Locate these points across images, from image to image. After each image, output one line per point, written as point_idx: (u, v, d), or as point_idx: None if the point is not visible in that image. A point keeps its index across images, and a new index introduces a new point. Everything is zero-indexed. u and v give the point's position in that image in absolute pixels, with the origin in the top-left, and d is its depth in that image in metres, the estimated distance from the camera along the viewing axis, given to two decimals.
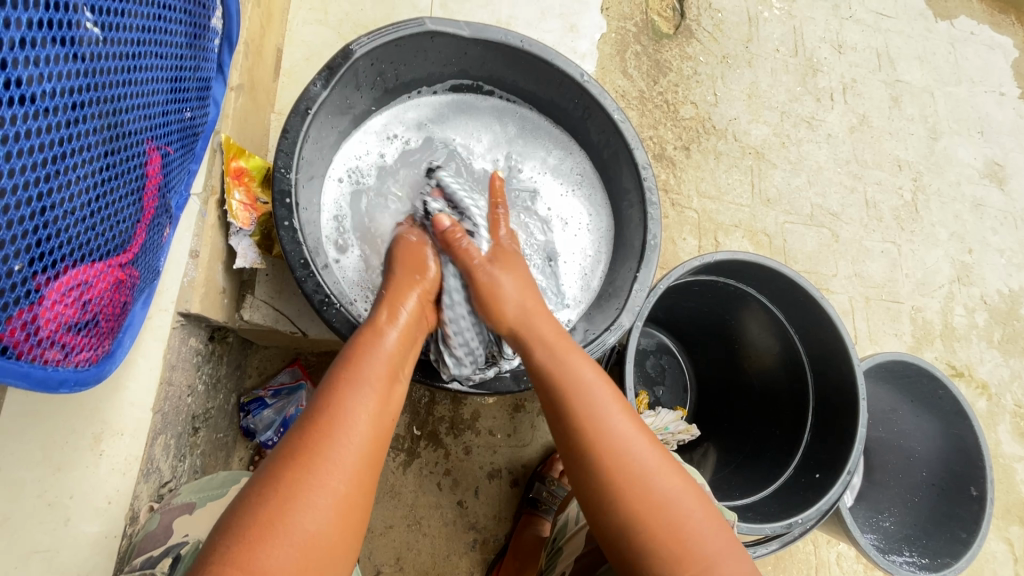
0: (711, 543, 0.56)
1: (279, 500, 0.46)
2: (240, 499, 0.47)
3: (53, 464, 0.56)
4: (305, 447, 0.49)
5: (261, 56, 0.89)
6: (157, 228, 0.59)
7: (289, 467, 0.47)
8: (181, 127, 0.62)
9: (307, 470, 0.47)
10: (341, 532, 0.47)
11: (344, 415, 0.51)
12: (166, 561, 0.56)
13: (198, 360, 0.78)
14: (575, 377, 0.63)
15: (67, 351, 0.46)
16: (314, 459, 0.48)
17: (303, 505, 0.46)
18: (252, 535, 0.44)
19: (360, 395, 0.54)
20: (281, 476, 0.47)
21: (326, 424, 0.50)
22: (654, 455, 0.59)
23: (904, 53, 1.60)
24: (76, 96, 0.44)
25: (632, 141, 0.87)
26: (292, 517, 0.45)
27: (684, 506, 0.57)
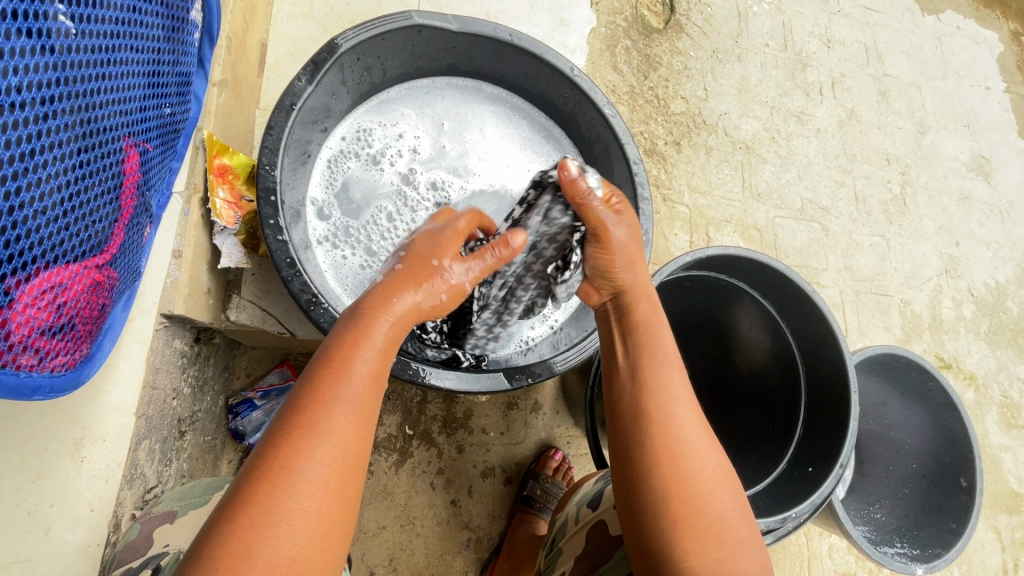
0: (734, 529, 0.57)
1: (246, 522, 0.42)
2: (208, 522, 0.44)
3: (33, 472, 0.54)
4: (270, 461, 0.45)
5: (244, 50, 0.87)
6: (136, 227, 0.57)
7: (257, 482, 0.44)
8: (160, 123, 0.60)
9: (276, 485, 0.44)
10: (317, 553, 0.44)
11: (309, 420, 0.47)
12: (146, 572, 0.54)
13: (183, 362, 0.76)
14: (652, 342, 0.64)
15: (41, 356, 0.44)
16: (280, 473, 0.44)
17: (271, 525, 0.43)
18: (221, 562, 0.41)
19: (328, 396, 0.48)
20: (248, 495, 0.44)
21: (295, 429, 0.46)
22: (702, 431, 0.60)
23: (892, 47, 1.61)
24: (47, 91, 0.42)
25: (623, 135, 0.87)
26: (261, 540, 0.42)
27: (716, 485, 0.57)
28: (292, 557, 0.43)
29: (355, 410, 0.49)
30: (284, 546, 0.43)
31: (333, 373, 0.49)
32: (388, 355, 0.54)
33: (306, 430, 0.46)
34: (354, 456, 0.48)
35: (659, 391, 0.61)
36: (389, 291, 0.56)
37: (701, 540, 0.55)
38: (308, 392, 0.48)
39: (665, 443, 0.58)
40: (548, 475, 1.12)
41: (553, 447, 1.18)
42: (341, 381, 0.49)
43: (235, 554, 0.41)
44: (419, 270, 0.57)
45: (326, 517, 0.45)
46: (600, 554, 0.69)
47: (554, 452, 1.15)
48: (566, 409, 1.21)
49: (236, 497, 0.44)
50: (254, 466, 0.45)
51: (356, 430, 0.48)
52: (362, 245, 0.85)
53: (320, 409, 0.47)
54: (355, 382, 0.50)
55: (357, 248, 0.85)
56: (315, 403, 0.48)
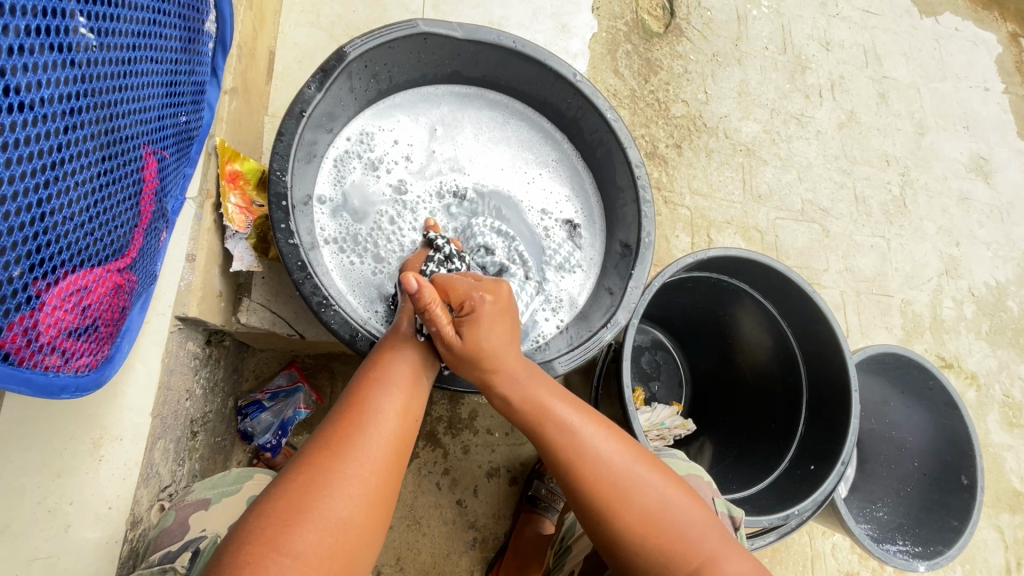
0: (682, 517, 0.61)
1: (305, 483, 0.49)
2: (267, 489, 0.50)
3: (54, 470, 0.57)
4: (329, 436, 0.53)
5: (253, 58, 0.89)
6: (154, 232, 0.59)
7: (318, 453, 0.51)
8: (176, 131, 0.62)
9: (333, 455, 0.51)
10: (368, 518, 0.50)
11: (364, 403, 0.55)
12: (186, 555, 0.56)
13: (196, 364, 0.78)
14: (549, 369, 0.66)
15: (67, 357, 0.46)
16: (337, 445, 0.52)
17: (328, 488, 0.49)
18: (281, 517, 0.47)
19: (377, 387, 0.57)
20: (309, 464, 0.50)
21: (352, 410, 0.55)
22: (619, 440, 0.64)
23: (890, 50, 1.62)
24: (71, 103, 0.44)
25: (625, 140, 0.88)
26: (318, 501, 0.48)
27: (648, 482, 0.61)
28: (342, 520, 0.49)
29: (402, 397, 0.57)
30: (336, 508, 0.49)
31: (382, 370, 0.59)
32: (428, 360, 0.63)
33: (360, 411, 0.54)
34: (399, 441, 0.55)
35: (564, 411, 0.63)
36: (429, 310, 0.69)
37: (643, 528, 0.59)
38: (365, 384, 0.57)
39: (577, 455, 0.61)
40: (553, 475, 1.13)
41: None
42: (389, 376, 0.58)
43: (295, 509, 0.48)
44: (453, 295, 0.71)
45: (373, 488, 0.51)
46: None
47: None
48: None
49: (299, 465, 0.51)
50: (314, 441, 0.53)
51: (403, 413, 0.57)
52: (369, 249, 0.86)
53: (372, 395, 0.56)
54: (403, 376, 0.59)
55: (366, 251, 0.86)
56: (369, 391, 0.56)
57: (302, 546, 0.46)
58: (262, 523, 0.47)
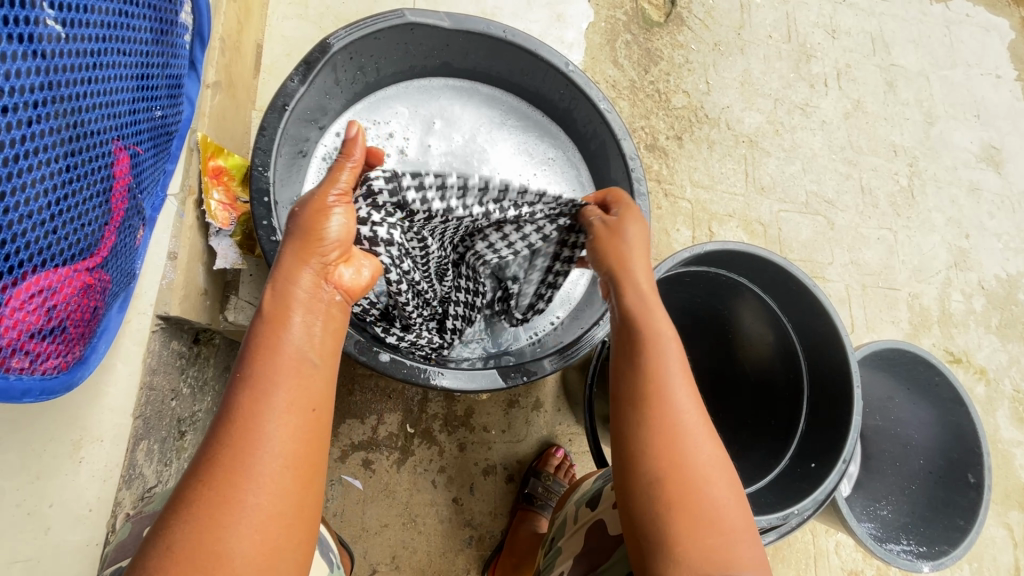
0: (725, 511, 0.55)
1: (193, 523, 0.41)
2: (152, 531, 0.42)
3: (32, 473, 0.54)
4: (209, 463, 0.43)
5: (239, 51, 0.88)
6: (129, 230, 0.57)
7: (198, 486, 0.42)
8: (151, 126, 0.60)
9: (218, 481, 0.42)
10: (278, 536, 0.43)
11: (247, 409, 0.44)
12: None
13: (181, 363, 0.77)
14: (652, 328, 0.62)
15: (32, 359, 0.45)
16: (221, 472, 0.42)
17: (225, 524, 0.41)
18: (178, 560, 0.40)
19: (257, 386, 0.45)
20: (193, 495, 0.42)
21: (231, 420, 0.44)
22: (701, 417, 0.59)
23: (899, 37, 1.58)
24: (33, 96, 0.43)
25: (620, 131, 0.86)
26: (217, 532, 0.41)
27: (707, 472, 0.56)
28: (253, 554, 0.41)
29: (292, 387, 0.46)
30: (239, 544, 0.41)
31: (258, 362, 0.46)
32: (317, 332, 0.50)
33: (243, 422, 0.44)
34: (299, 443, 0.45)
35: (654, 375, 0.59)
36: (295, 262, 0.52)
37: (696, 530, 0.53)
38: (242, 386, 0.45)
39: (661, 428, 0.57)
40: (550, 473, 1.12)
41: (554, 445, 1.18)
42: (266, 370, 0.46)
43: (187, 559, 0.40)
44: (318, 235, 0.53)
45: (279, 506, 0.43)
46: (599, 554, 0.68)
47: (556, 449, 1.15)
48: (567, 407, 1.21)
49: (184, 501, 0.42)
50: (195, 467, 0.43)
51: (296, 410, 0.46)
52: None
53: (251, 398, 0.45)
54: (283, 360, 0.47)
55: None
56: (247, 393, 0.45)
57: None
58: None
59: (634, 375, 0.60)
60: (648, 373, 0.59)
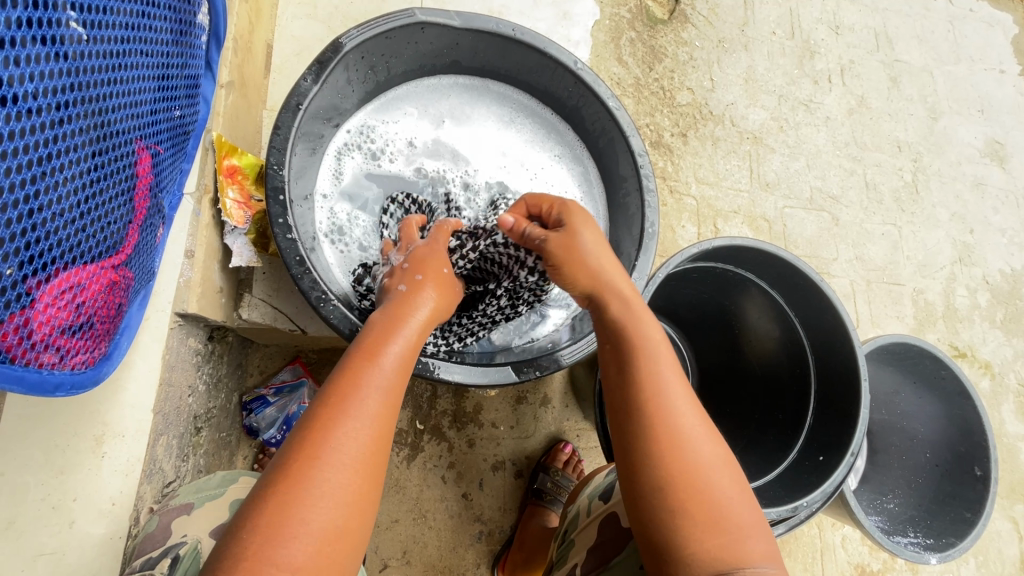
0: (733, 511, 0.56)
1: (285, 493, 0.44)
2: (247, 499, 0.45)
3: (56, 468, 0.56)
4: (306, 440, 0.47)
5: (250, 51, 0.88)
6: (150, 228, 0.58)
7: (294, 461, 0.46)
8: (170, 125, 0.61)
9: (311, 463, 0.46)
10: (354, 519, 0.46)
11: (347, 401, 0.49)
12: (164, 563, 0.56)
13: (197, 360, 0.78)
14: (638, 334, 0.64)
15: (62, 354, 0.46)
16: (316, 450, 0.46)
17: (314, 497, 0.45)
18: (266, 530, 0.43)
19: (360, 380, 0.51)
20: (286, 472, 0.45)
21: (332, 411, 0.48)
22: (700, 420, 0.60)
23: (902, 32, 1.58)
24: (60, 97, 0.44)
25: (628, 128, 0.86)
26: (302, 510, 0.44)
27: (713, 472, 0.57)
28: (331, 529, 0.45)
29: (389, 394, 0.52)
30: (321, 519, 0.44)
31: (362, 361, 0.52)
32: (412, 346, 0.57)
33: (341, 408, 0.49)
34: (384, 437, 0.50)
35: (652, 383, 0.61)
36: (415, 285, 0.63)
37: (706, 529, 0.55)
38: (346, 377, 0.51)
39: (663, 433, 0.58)
40: (558, 468, 1.13)
41: (562, 441, 1.18)
42: (370, 367, 0.52)
43: (278, 527, 0.43)
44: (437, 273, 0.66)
45: (360, 490, 0.47)
46: (612, 546, 0.69)
47: (564, 445, 1.16)
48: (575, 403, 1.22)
49: (278, 472, 0.46)
50: (293, 441, 0.47)
51: (389, 409, 0.51)
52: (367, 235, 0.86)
53: (354, 390, 0.50)
54: (384, 368, 0.53)
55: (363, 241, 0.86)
56: (350, 384, 0.50)
57: (286, 562, 0.42)
58: (241, 540, 0.43)
59: (627, 379, 0.62)
60: (645, 390, 0.60)
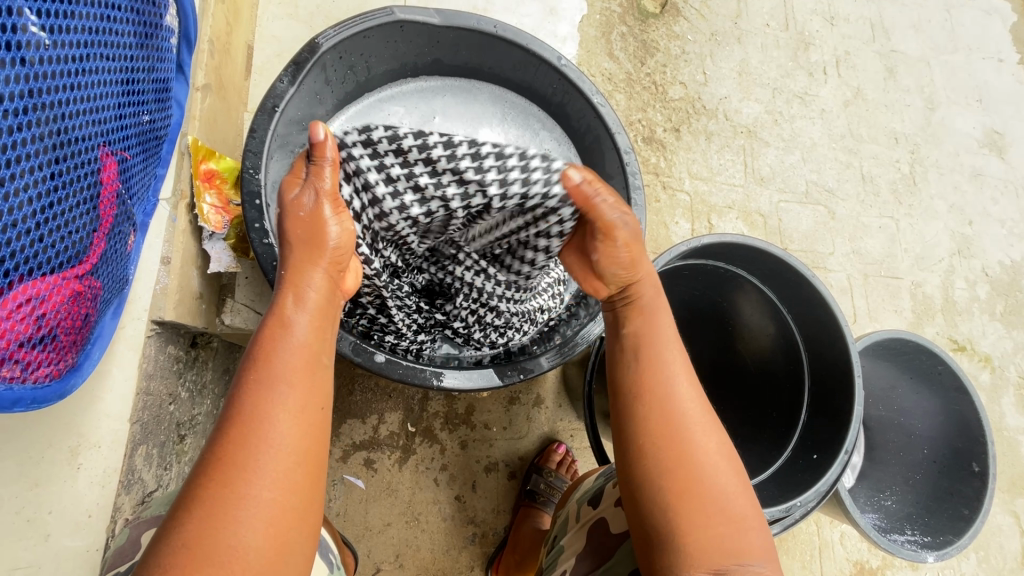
0: (726, 499, 0.57)
1: (198, 519, 0.42)
2: (161, 527, 0.43)
3: (31, 480, 0.55)
4: (211, 461, 0.44)
5: (229, 53, 0.87)
6: (118, 236, 0.57)
7: (204, 484, 0.43)
8: (139, 131, 0.60)
9: (221, 482, 0.43)
10: (278, 531, 0.44)
11: (250, 411, 0.46)
12: None
13: (179, 367, 0.77)
14: (650, 328, 0.66)
15: (23, 368, 0.45)
16: (222, 469, 0.43)
17: (229, 518, 0.42)
18: (181, 561, 0.41)
19: (261, 386, 0.47)
20: (197, 496, 0.43)
21: (233, 423, 0.45)
22: (704, 410, 0.61)
23: (898, 22, 1.56)
24: (19, 103, 0.43)
25: (614, 125, 0.85)
26: (219, 530, 0.42)
27: (717, 465, 0.58)
28: (253, 547, 0.42)
29: (294, 389, 0.48)
30: (246, 537, 0.42)
31: (261, 363, 0.48)
32: (318, 332, 0.52)
33: (247, 419, 0.45)
34: (298, 440, 0.46)
35: (661, 371, 0.62)
36: (307, 265, 0.54)
37: (705, 519, 0.56)
38: (246, 385, 0.47)
39: (667, 420, 0.59)
40: (552, 469, 1.12)
41: (556, 441, 1.17)
42: (270, 369, 0.48)
43: (197, 553, 0.41)
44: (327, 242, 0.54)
45: (280, 502, 0.44)
46: (601, 553, 0.69)
47: (558, 446, 1.15)
48: (568, 403, 1.21)
49: (187, 497, 0.43)
50: (200, 464, 0.44)
51: (298, 412, 0.47)
52: None
53: (256, 397, 0.46)
54: (286, 364, 0.49)
55: None
56: (251, 393, 0.46)
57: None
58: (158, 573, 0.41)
59: (637, 369, 0.63)
60: (649, 378, 0.62)
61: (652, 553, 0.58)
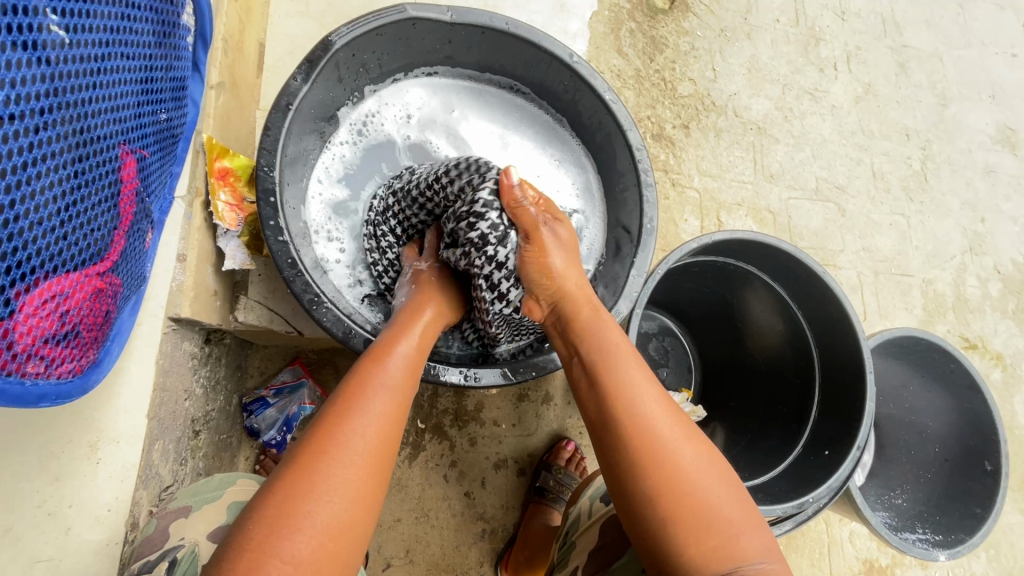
0: (732, 514, 0.55)
1: (293, 487, 0.44)
2: (254, 497, 0.45)
3: (52, 475, 0.56)
4: (314, 437, 0.47)
5: (242, 51, 0.88)
6: (137, 233, 0.58)
7: (299, 460, 0.46)
8: (156, 129, 0.60)
9: (324, 457, 0.46)
10: (360, 513, 0.46)
11: (353, 405, 0.50)
12: (163, 566, 0.56)
13: (194, 364, 0.78)
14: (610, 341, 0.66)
15: (48, 364, 0.46)
16: (328, 443, 0.47)
17: (322, 491, 0.45)
18: (273, 525, 0.42)
19: (368, 385, 0.52)
20: (295, 467, 0.46)
21: (328, 415, 0.49)
22: (679, 416, 0.60)
23: (910, 17, 1.54)
24: (41, 102, 0.43)
25: (625, 122, 0.84)
26: (308, 501, 0.44)
27: (700, 470, 0.57)
28: (340, 523, 0.44)
29: (393, 395, 0.53)
30: (332, 514, 0.44)
31: (370, 367, 0.55)
32: (418, 355, 0.60)
33: (347, 410, 0.50)
34: (392, 437, 0.51)
35: (628, 382, 0.62)
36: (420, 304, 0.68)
37: (696, 525, 0.54)
38: (352, 383, 0.53)
39: (641, 422, 0.59)
40: (561, 466, 1.12)
41: (564, 438, 1.18)
42: (379, 373, 0.54)
43: (288, 518, 0.43)
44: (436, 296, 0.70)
45: (368, 485, 0.47)
46: (612, 550, 0.69)
47: (566, 443, 1.15)
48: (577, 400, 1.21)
49: (285, 470, 0.46)
50: (302, 440, 0.48)
51: (394, 413, 0.52)
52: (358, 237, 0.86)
53: (363, 393, 0.51)
54: (392, 373, 0.55)
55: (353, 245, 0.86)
56: (357, 390, 0.52)
57: (295, 554, 0.42)
58: (247, 536, 0.42)
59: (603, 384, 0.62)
60: (616, 383, 0.62)
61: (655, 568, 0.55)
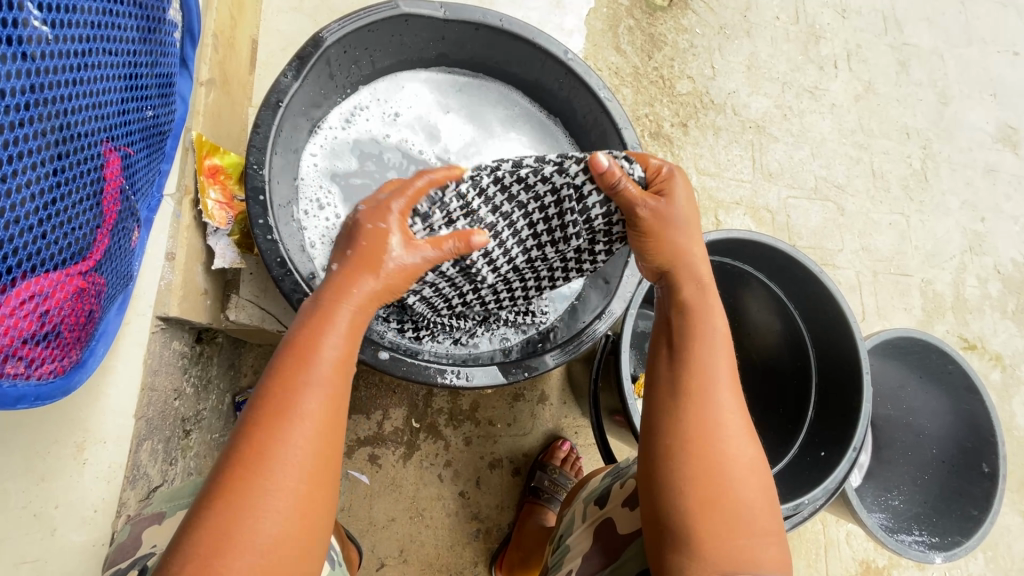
0: (763, 524, 0.55)
1: (225, 507, 0.42)
2: (191, 510, 0.44)
3: (37, 475, 0.55)
4: (243, 447, 0.44)
5: (233, 47, 0.87)
6: (122, 232, 0.57)
7: (233, 474, 0.43)
8: (143, 126, 0.60)
9: (253, 472, 0.43)
10: (302, 524, 0.44)
11: (284, 406, 0.45)
12: (135, 572, 0.53)
13: (184, 363, 0.78)
14: (706, 325, 0.60)
15: (28, 364, 0.45)
16: (254, 459, 0.44)
17: (256, 509, 0.43)
18: (206, 548, 0.41)
19: (296, 382, 0.46)
20: (226, 482, 0.43)
21: (262, 420, 0.45)
22: (742, 419, 0.58)
23: (910, 15, 1.53)
24: (22, 98, 0.42)
25: (620, 119, 0.84)
26: (242, 522, 0.42)
27: (744, 476, 0.55)
28: (277, 538, 0.43)
29: (326, 393, 0.47)
30: (269, 529, 0.43)
31: (295, 358, 0.47)
32: (356, 335, 0.51)
33: (276, 415, 0.45)
34: (329, 440, 0.46)
35: (705, 373, 0.57)
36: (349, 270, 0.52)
37: (726, 527, 0.54)
38: (281, 380, 0.46)
39: (704, 418, 0.56)
40: (556, 466, 1.11)
41: (560, 438, 1.17)
42: (307, 367, 0.47)
43: (222, 538, 0.42)
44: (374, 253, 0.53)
45: (305, 496, 0.44)
46: (607, 555, 0.68)
47: (562, 443, 1.14)
48: (573, 399, 1.20)
49: (217, 483, 0.44)
50: (231, 450, 0.45)
51: (326, 413, 0.47)
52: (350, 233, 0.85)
53: (287, 393, 0.46)
54: (320, 364, 0.48)
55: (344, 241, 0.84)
56: (281, 390, 0.46)
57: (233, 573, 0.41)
58: (183, 557, 0.41)
59: (679, 361, 0.59)
60: (698, 375, 0.57)
61: (659, 550, 0.56)
